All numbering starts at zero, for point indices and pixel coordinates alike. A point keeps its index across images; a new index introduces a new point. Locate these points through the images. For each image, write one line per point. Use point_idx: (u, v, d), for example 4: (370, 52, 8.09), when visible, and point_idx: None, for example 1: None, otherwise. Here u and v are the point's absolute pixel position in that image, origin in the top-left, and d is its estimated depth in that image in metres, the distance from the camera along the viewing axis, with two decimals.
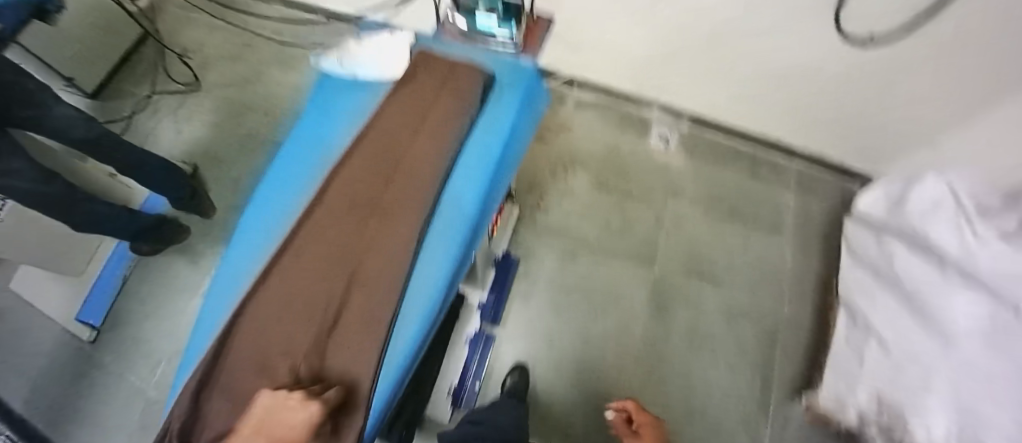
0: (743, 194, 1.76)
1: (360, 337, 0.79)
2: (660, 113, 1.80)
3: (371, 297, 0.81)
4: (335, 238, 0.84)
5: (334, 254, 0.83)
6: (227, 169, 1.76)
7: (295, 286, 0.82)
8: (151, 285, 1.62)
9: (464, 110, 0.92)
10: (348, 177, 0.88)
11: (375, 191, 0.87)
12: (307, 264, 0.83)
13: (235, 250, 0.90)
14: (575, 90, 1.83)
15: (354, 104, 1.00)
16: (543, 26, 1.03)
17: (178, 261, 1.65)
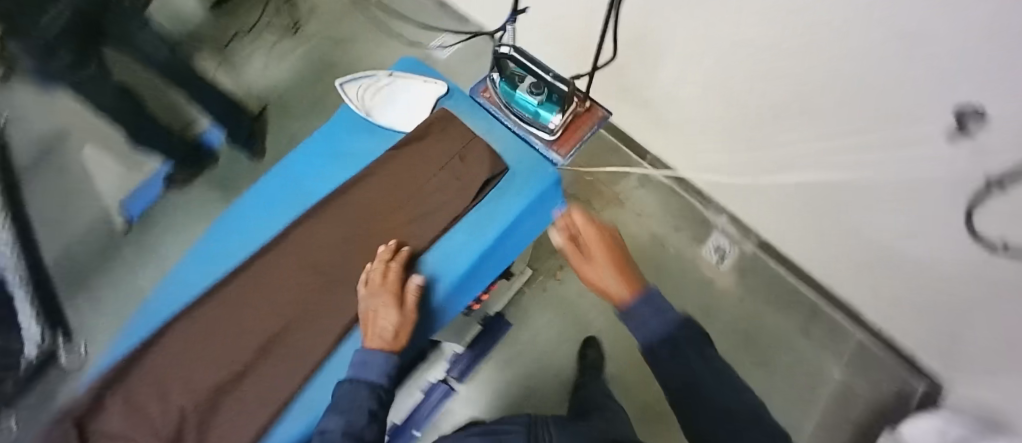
0: (779, 347, 1.39)
1: (245, 411, 0.66)
2: (726, 223, 1.42)
3: (267, 380, 0.68)
4: (264, 299, 0.71)
5: (260, 317, 0.71)
6: (287, 120, 1.65)
7: (215, 329, 0.71)
8: (173, 206, 1.57)
9: (457, 199, 0.70)
10: (303, 234, 0.72)
11: (325, 262, 0.72)
12: (230, 315, 0.72)
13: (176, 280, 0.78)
14: (645, 164, 1.47)
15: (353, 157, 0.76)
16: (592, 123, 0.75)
17: (209, 191, 1.59)
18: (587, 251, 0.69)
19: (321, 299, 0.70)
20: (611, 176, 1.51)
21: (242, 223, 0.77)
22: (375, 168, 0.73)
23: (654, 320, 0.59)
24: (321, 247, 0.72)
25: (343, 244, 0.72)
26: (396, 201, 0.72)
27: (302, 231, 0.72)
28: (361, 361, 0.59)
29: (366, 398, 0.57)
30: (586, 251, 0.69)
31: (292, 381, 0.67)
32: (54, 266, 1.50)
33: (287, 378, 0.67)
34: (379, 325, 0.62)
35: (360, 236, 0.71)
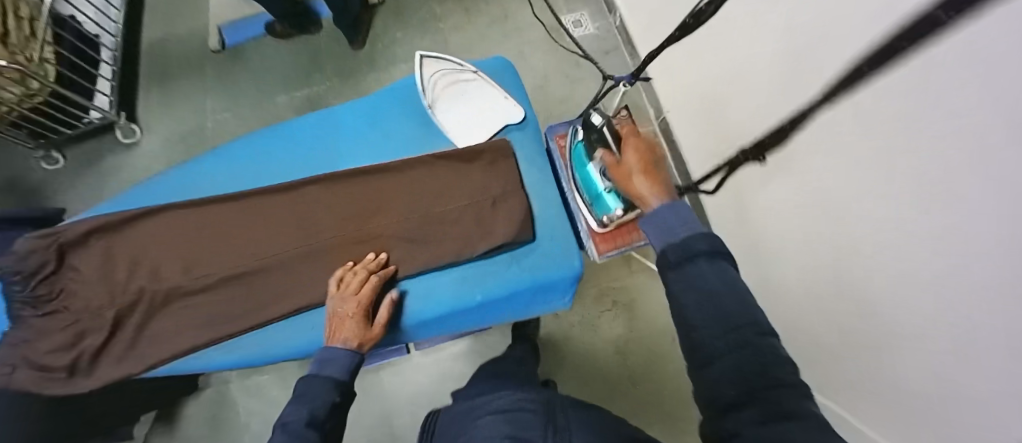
0: None
1: (189, 324, 0.68)
2: None
3: (217, 309, 0.68)
4: (251, 233, 0.70)
5: (239, 246, 0.70)
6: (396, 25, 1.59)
7: (201, 236, 0.71)
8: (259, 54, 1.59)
9: (472, 242, 0.65)
10: (313, 194, 0.70)
11: (318, 230, 0.69)
12: (217, 230, 0.71)
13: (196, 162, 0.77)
14: None
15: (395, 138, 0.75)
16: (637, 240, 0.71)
17: (295, 58, 1.59)
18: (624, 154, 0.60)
19: (296, 261, 0.68)
20: None
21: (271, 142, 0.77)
22: (411, 171, 0.69)
23: (672, 220, 0.51)
24: (321, 214, 0.69)
25: (343, 224, 0.68)
26: (411, 212, 0.68)
27: (316, 190, 0.70)
28: (326, 358, 0.58)
29: (327, 384, 0.56)
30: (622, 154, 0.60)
31: (238, 322, 0.67)
32: (148, 57, 1.61)
33: (234, 316, 0.67)
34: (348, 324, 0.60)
35: (364, 224, 0.68)
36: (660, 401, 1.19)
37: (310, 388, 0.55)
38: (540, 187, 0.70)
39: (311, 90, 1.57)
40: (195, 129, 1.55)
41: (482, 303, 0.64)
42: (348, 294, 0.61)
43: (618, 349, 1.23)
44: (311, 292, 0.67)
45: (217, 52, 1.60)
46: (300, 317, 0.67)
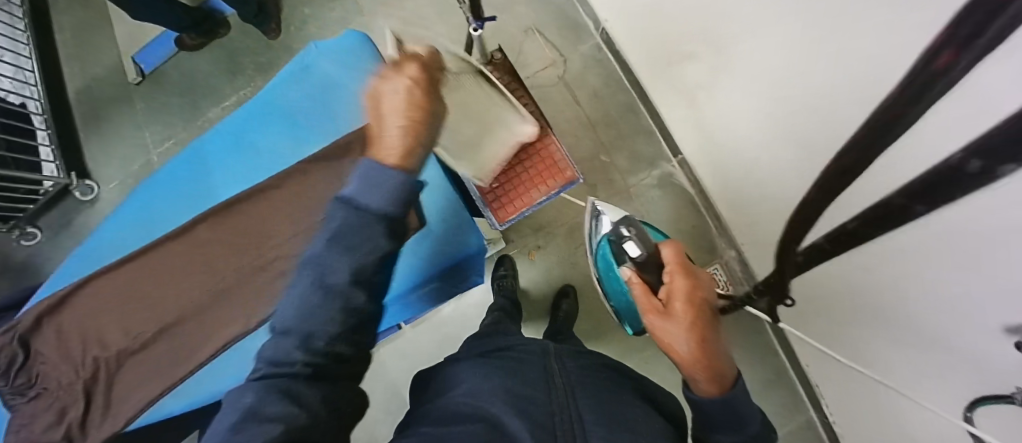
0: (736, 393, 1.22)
1: (170, 363, 0.70)
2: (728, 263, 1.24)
3: (157, 363, 0.70)
4: (162, 287, 0.72)
5: (155, 301, 0.72)
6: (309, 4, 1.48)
7: (156, 278, 0.72)
8: (181, 73, 1.50)
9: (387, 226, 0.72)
10: (204, 235, 0.71)
11: (219, 267, 0.71)
12: (133, 290, 0.72)
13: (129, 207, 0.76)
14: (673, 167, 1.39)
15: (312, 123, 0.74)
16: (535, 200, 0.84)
17: (218, 67, 1.50)
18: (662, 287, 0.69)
19: (214, 304, 0.70)
20: (629, 167, 1.40)
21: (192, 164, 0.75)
22: (283, 187, 0.70)
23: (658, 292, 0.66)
24: (220, 253, 0.71)
25: (239, 256, 0.71)
26: (295, 225, 0.70)
27: (205, 232, 0.71)
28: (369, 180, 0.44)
29: (332, 284, 0.44)
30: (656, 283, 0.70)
31: (178, 369, 0.69)
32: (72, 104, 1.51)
33: (174, 362, 0.69)
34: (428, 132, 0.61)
35: (259, 250, 0.70)
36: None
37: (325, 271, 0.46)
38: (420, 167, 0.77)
39: (242, 95, 1.48)
40: (145, 166, 1.47)
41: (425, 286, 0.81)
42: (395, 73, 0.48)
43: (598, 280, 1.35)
44: (234, 321, 0.69)
45: (137, 81, 1.50)
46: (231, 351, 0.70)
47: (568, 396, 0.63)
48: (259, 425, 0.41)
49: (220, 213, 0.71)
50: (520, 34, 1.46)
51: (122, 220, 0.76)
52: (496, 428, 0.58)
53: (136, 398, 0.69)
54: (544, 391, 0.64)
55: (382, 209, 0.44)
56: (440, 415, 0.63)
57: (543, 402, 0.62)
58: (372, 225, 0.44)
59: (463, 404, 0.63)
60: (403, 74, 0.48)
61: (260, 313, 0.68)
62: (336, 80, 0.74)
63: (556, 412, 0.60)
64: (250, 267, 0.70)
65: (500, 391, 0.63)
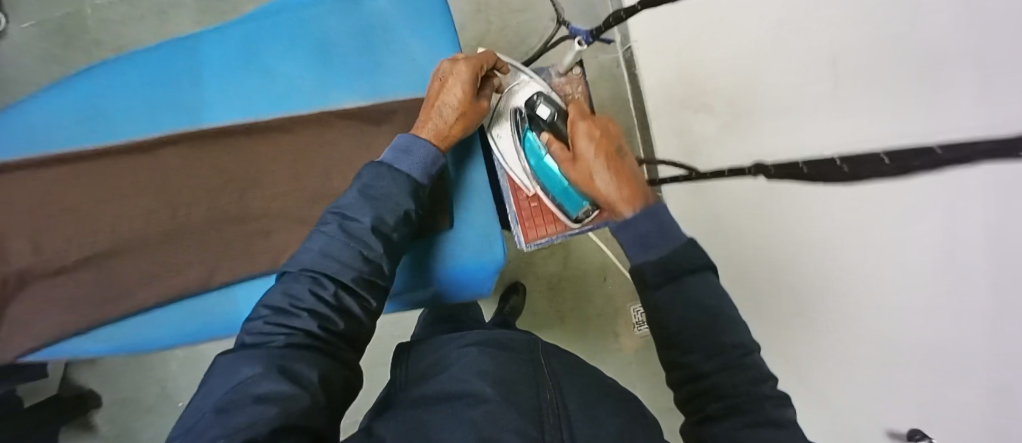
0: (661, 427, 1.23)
1: (95, 298, 0.56)
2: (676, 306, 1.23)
3: (72, 297, 0.56)
4: (102, 206, 0.57)
5: (86, 221, 0.57)
6: None
7: (109, 190, 0.57)
8: None
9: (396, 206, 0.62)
10: (174, 160, 0.58)
11: (183, 202, 0.58)
12: (61, 201, 0.57)
13: (79, 95, 0.58)
14: None
15: (348, 60, 0.62)
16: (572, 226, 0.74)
17: None
18: (606, 158, 0.58)
19: (168, 245, 0.57)
20: None
21: (178, 62, 0.59)
22: (295, 136, 0.60)
23: (654, 233, 0.51)
24: (190, 187, 0.58)
25: (212, 197, 0.59)
26: (298, 181, 0.59)
27: (172, 155, 0.58)
28: (403, 149, 0.55)
29: (342, 256, 0.48)
30: (594, 152, 0.58)
31: (105, 308, 0.56)
32: None
33: (99, 300, 0.56)
34: (438, 113, 0.58)
35: (242, 197, 0.59)
36: (600, 319, 1.27)
37: (309, 266, 0.47)
38: (463, 168, 0.67)
39: None
40: None
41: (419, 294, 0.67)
42: (452, 68, 0.59)
43: (550, 286, 1.27)
44: (193, 273, 0.57)
45: None
46: (177, 306, 0.57)
47: (555, 393, 0.54)
48: (250, 405, 0.38)
49: (203, 140, 0.59)
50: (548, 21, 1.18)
51: (57, 102, 0.58)
52: (481, 419, 0.49)
53: (42, 330, 0.55)
54: (529, 385, 0.54)
55: (394, 187, 0.52)
56: (430, 396, 0.54)
57: (528, 398, 0.52)
58: (380, 205, 0.51)
59: (453, 384, 0.54)
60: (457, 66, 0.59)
61: (229, 269, 0.57)
62: (392, 29, 0.63)
63: (545, 411, 0.51)
64: (225, 214, 0.58)
65: (487, 374, 0.54)
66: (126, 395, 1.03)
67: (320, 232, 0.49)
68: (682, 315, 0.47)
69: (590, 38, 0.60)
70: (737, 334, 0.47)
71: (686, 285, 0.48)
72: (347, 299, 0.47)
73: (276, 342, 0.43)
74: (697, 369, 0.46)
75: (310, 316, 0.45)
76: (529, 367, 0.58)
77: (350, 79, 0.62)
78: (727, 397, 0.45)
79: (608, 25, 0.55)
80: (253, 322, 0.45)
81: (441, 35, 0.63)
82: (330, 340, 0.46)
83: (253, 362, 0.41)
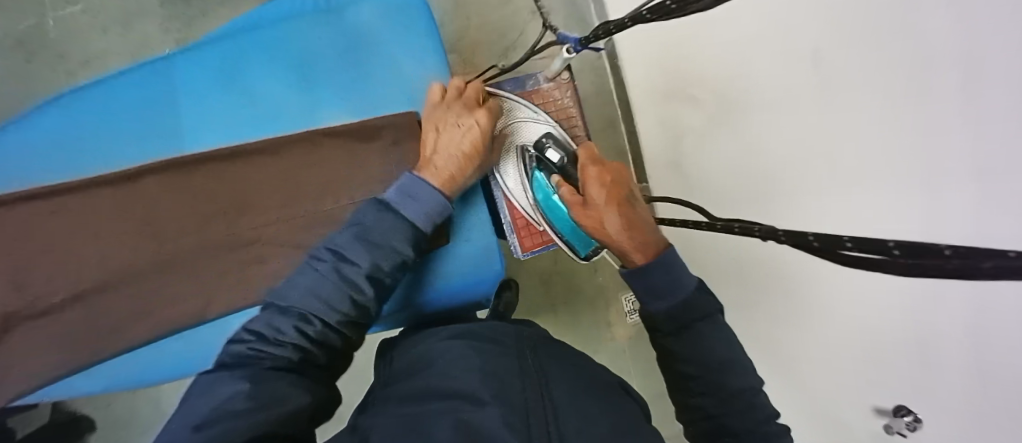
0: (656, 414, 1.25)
1: (86, 337, 0.54)
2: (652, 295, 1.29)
3: (62, 338, 0.54)
4: (85, 242, 0.55)
5: (68, 259, 0.55)
6: None
7: (93, 224, 0.56)
8: None
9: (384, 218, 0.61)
10: (157, 190, 0.57)
11: (170, 233, 0.57)
12: (40, 240, 0.55)
13: (49, 125, 0.56)
14: None
15: (330, 76, 0.60)
16: None
17: None
18: (616, 206, 0.57)
19: (159, 278, 0.56)
20: None
21: (154, 87, 0.57)
22: (282, 158, 0.59)
23: (668, 286, 0.51)
24: (176, 216, 0.57)
25: (201, 226, 0.57)
26: (289, 204, 0.59)
27: (156, 185, 0.57)
28: (409, 193, 0.53)
29: (330, 298, 0.47)
30: (605, 200, 0.57)
31: (99, 347, 0.54)
32: None
33: (91, 340, 0.54)
34: (445, 153, 0.57)
35: (231, 227, 0.58)
36: (592, 310, 1.27)
37: (296, 303, 0.47)
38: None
39: None
40: None
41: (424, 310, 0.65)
42: (468, 115, 0.60)
43: (542, 281, 1.26)
44: (188, 305, 0.56)
45: None
46: (172, 341, 0.56)
47: (543, 388, 0.48)
48: (221, 421, 0.37)
49: (186, 168, 0.57)
50: (526, 14, 1.16)
51: (28, 135, 0.55)
52: (471, 420, 0.43)
53: (32, 374, 0.53)
54: (517, 381, 0.48)
55: (391, 233, 0.50)
56: (410, 399, 0.47)
57: (517, 395, 0.46)
58: (377, 252, 0.49)
59: (436, 385, 0.48)
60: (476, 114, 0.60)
61: (226, 299, 0.57)
62: (377, 43, 0.61)
63: (532, 405, 0.45)
64: (216, 242, 0.58)
65: (473, 371, 0.48)
66: (115, 420, 0.99)
67: (312, 270, 0.49)
68: (699, 364, 0.49)
69: (579, 46, 0.59)
70: (746, 376, 0.49)
71: (701, 332, 0.50)
72: (332, 337, 0.47)
73: (256, 365, 0.43)
74: (710, 410, 0.49)
75: (292, 348, 0.45)
76: (515, 362, 0.51)
77: (332, 96, 0.60)
78: (738, 435, 0.48)
79: (597, 35, 0.54)
80: (234, 344, 0.45)
81: (427, 48, 0.62)
82: (310, 369, 0.46)
83: (233, 380, 0.41)
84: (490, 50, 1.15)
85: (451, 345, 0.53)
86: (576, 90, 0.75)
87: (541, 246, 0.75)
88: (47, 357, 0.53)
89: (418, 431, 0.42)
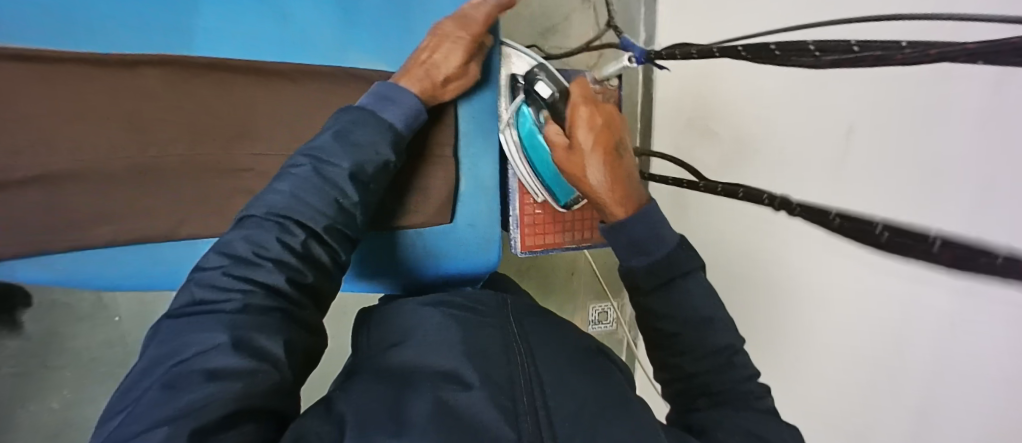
0: None
1: (63, 224, 0.50)
2: (619, 309, 1.30)
3: (15, 219, 0.49)
4: (61, 128, 0.50)
5: (59, 135, 0.50)
6: None
7: (94, 106, 0.50)
8: None
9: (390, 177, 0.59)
10: (152, 85, 0.51)
11: (165, 136, 0.52)
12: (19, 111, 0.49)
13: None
14: None
15: (373, 15, 0.56)
16: (570, 234, 0.74)
17: None
18: (603, 153, 0.52)
19: (149, 179, 0.52)
20: None
21: None
22: (288, 83, 0.54)
23: (649, 239, 0.48)
24: (185, 117, 0.52)
25: (194, 138, 0.52)
26: (295, 135, 0.55)
27: (170, 82, 0.51)
28: (385, 97, 0.50)
29: (314, 201, 0.41)
30: (592, 144, 0.52)
31: (58, 236, 0.50)
32: None
33: (48, 228, 0.50)
34: (426, 71, 0.53)
35: (230, 144, 0.53)
36: (557, 311, 1.26)
37: (276, 208, 0.40)
38: (476, 161, 0.63)
39: None
40: None
41: (407, 280, 0.61)
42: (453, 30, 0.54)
43: (519, 271, 1.23)
44: (159, 217, 0.52)
45: None
46: (156, 248, 0.53)
47: (528, 359, 0.44)
48: (203, 384, 0.31)
49: (190, 72, 0.52)
50: (575, 2, 1.11)
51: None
52: (450, 400, 0.38)
53: None
54: (500, 352, 0.44)
55: (374, 134, 0.47)
56: (384, 376, 0.42)
57: (500, 369, 0.42)
58: (360, 152, 0.45)
59: (412, 361, 0.43)
60: (460, 32, 0.54)
61: (201, 222, 0.53)
62: None
63: (517, 380, 0.41)
64: (205, 158, 0.53)
65: (452, 345, 0.44)
66: (52, 304, 0.94)
67: (288, 175, 0.42)
68: (676, 321, 0.47)
69: (643, 59, 0.56)
70: (726, 334, 0.47)
71: (680, 287, 0.47)
72: (317, 250, 0.41)
73: (233, 301, 0.36)
74: (686, 369, 0.47)
75: (277, 268, 0.38)
76: (497, 332, 0.47)
77: (373, 38, 0.56)
78: (715, 393, 0.46)
79: (671, 56, 0.50)
80: (203, 270, 0.37)
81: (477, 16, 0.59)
82: (296, 299, 0.39)
83: (208, 329, 0.34)
84: (529, 28, 1.09)
85: (430, 311, 0.49)
86: (617, 98, 0.72)
87: (538, 245, 0.73)
88: (17, 235, 0.49)
89: (389, 409, 0.38)
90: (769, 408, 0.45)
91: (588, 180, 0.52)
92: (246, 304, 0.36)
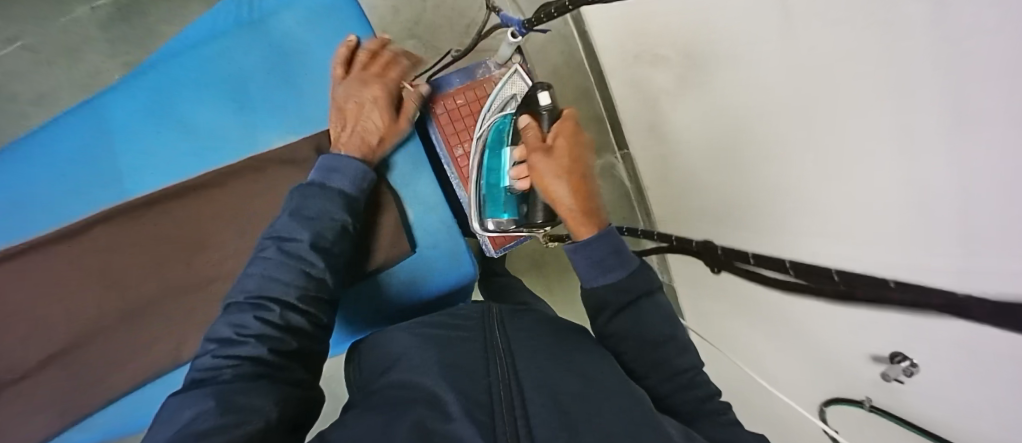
0: None
1: (89, 382, 0.55)
2: None
3: (49, 391, 0.54)
4: (53, 303, 0.55)
5: (54, 309, 0.55)
6: None
7: (73, 274, 0.55)
8: None
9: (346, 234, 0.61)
10: (113, 236, 0.56)
11: (141, 276, 0.56)
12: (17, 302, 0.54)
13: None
14: None
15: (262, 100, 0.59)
16: None
17: None
18: (574, 173, 0.53)
19: (143, 318, 0.56)
20: None
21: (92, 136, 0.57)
22: (223, 188, 0.57)
23: (612, 259, 0.51)
24: (150, 253, 0.56)
25: (165, 268, 0.56)
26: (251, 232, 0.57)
27: (123, 228, 0.56)
28: (330, 168, 0.52)
29: (284, 277, 0.45)
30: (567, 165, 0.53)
31: (87, 395, 0.55)
32: None
33: (77, 391, 0.55)
34: (361, 139, 0.56)
35: (197, 262, 0.57)
36: None
37: (253, 290, 0.45)
38: (415, 179, 0.64)
39: None
40: None
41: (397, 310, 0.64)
42: (364, 90, 0.57)
43: None
44: (163, 347, 0.56)
45: None
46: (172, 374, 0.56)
47: (505, 367, 0.46)
48: None
49: (137, 211, 0.56)
50: None
51: None
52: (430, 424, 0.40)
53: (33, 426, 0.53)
54: (482, 364, 0.47)
55: (327, 203, 0.50)
56: (373, 409, 0.44)
57: (482, 380, 0.44)
58: (317, 222, 0.48)
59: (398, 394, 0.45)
60: (370, 90, 0.57)
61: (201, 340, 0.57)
62: (305, 50, 0.60)
63: (498, 388, 0.43)
64: (181, 281, 0.56)
65: (435, 370, 0.46)
66: None
67: (259, 259, 0.46)
68: (641, 338, 0.50)
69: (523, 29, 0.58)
70: (688, 353, 0.50)
71: (643, 308, 0.50)
72: (295, 318, 0.45)
73: (222, 375, 0.40)
74: (657, 391, 0.50)
75: (258, 342, 0.42)
76: (480, 346, 0.50)
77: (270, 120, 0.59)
78: (679, 413, 0.48)
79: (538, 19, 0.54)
80: (198, 359, 0.42)
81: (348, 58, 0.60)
82: (280, 364, 0.43)
83: (197, 400, 0.38)
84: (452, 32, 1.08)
85: (410, 340, 0.51)
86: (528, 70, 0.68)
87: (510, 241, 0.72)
88: (55, 406, 0.54)
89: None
90: (731, 421, 0.47)
91: (555, 192, 0.53)
92: (235, 376, 0.40)
